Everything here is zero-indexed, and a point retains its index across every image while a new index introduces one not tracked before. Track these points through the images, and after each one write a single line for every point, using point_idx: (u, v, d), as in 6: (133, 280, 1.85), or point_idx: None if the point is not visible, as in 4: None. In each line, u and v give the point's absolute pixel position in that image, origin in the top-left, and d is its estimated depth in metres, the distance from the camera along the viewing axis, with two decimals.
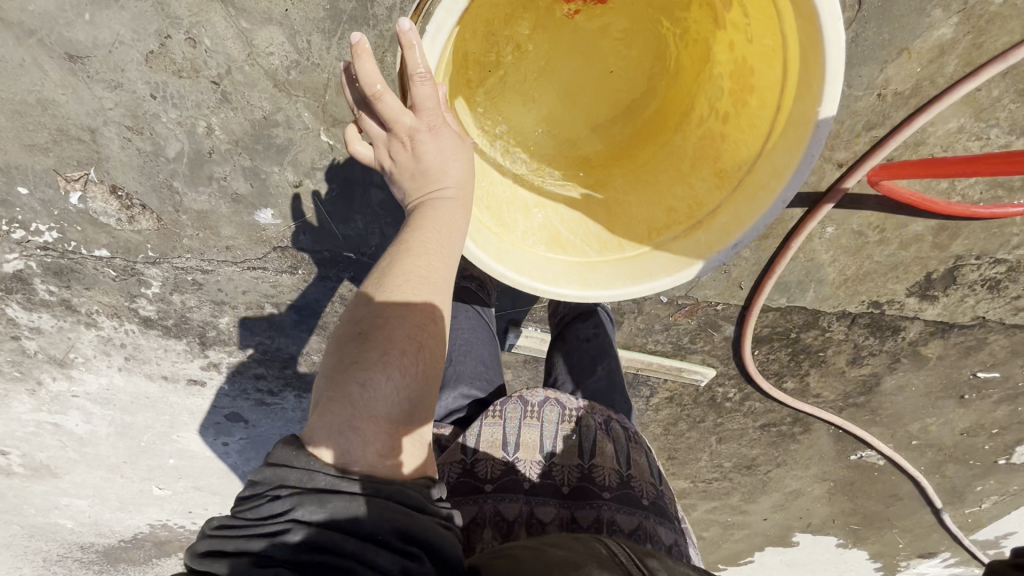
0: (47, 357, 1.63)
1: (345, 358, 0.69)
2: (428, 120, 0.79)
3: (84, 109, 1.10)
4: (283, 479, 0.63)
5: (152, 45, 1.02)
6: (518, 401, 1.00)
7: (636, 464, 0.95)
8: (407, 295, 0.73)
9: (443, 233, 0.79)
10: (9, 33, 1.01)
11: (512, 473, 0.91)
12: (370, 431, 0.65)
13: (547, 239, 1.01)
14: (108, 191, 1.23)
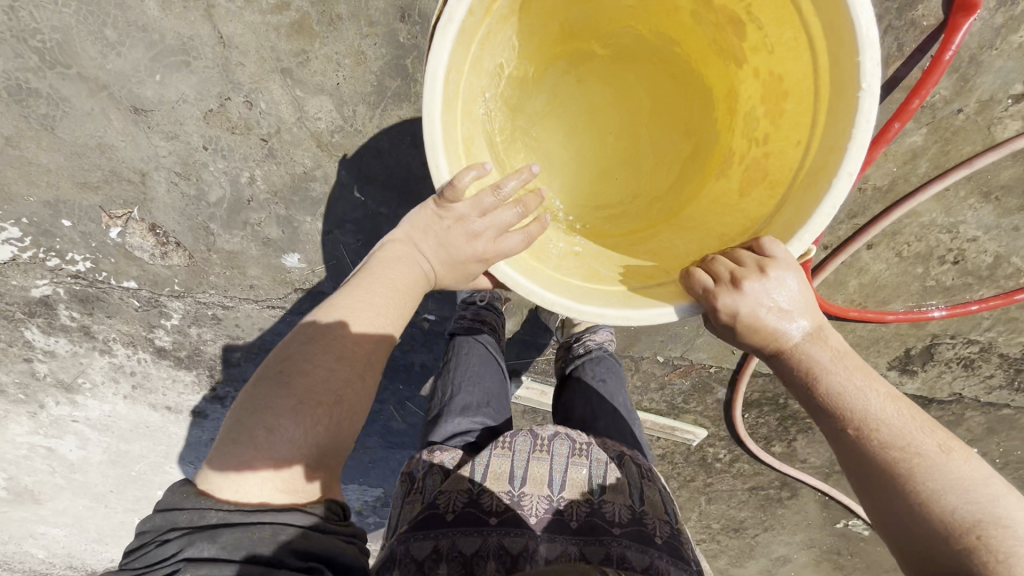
0: (55, 381, 1.66)
1: (255, 400, 0.73)
2: (490, 249, 0.84)
3: (139, 155, 1.19)
4: (176, 520, 0.69)
5: (213, 104, 1.12)
6: (528, 434, 1.05)
7: (648, 500, 0.99)
8: (332, 349, 0.77)
9: (396, 295, 0.84)
10: (83, 85, 1.10)
11: (515, 508, 0.96)
12: (271, 471, 0.70)
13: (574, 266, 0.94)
14: (147, 228, 1.31)
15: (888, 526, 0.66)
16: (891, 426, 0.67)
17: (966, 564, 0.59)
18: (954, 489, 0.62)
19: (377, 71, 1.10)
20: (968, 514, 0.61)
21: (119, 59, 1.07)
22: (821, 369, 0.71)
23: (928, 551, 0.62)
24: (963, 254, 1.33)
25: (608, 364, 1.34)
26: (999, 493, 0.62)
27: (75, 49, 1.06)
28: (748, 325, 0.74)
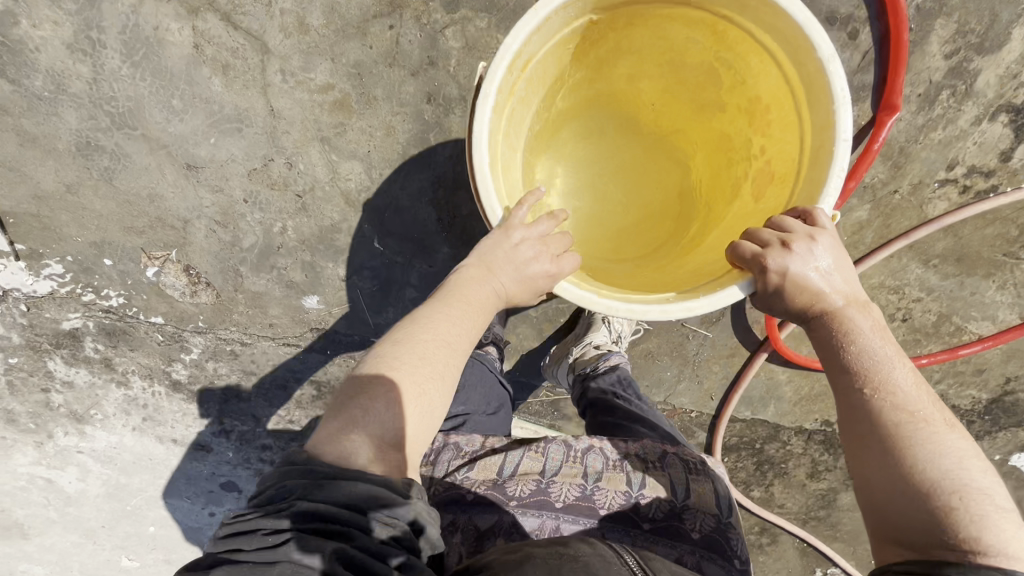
0: (68, 411, 1.72)
1: (354, 383, 0.77)
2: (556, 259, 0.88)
3: (185, 205, 1.34)
4: (288, 474, 0.70)
5: (257, 164, 1.28)
6: (562, 444, 1.08)
7: (692, 493, 1.00)
8: (423, 348, 0.81)
9: (476, 309, 0.86)
10: (145, 144, 1.25)
11: (544, 496, 0.99)
12: (365, 445, 0.72)
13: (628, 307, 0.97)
14: (181, 269, 1.44)
15: (878, 478, 0.73)
16: (906, 395, 0.75)
17: (944, 517, 0.67)
18: (950, 456, 0.70)
19: (403, 142, 1.26)
20: (959, 478, 0.69)
21: (180, 124, 1.23)
22: (854, 335, 0.79)
23: (912, 503, 0.70)
24: (910, 313, 1.51)
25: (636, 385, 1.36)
26: (987, 475, 0.70)
27: (144, 114, 1.22)
28: (795, 284, 0.81)
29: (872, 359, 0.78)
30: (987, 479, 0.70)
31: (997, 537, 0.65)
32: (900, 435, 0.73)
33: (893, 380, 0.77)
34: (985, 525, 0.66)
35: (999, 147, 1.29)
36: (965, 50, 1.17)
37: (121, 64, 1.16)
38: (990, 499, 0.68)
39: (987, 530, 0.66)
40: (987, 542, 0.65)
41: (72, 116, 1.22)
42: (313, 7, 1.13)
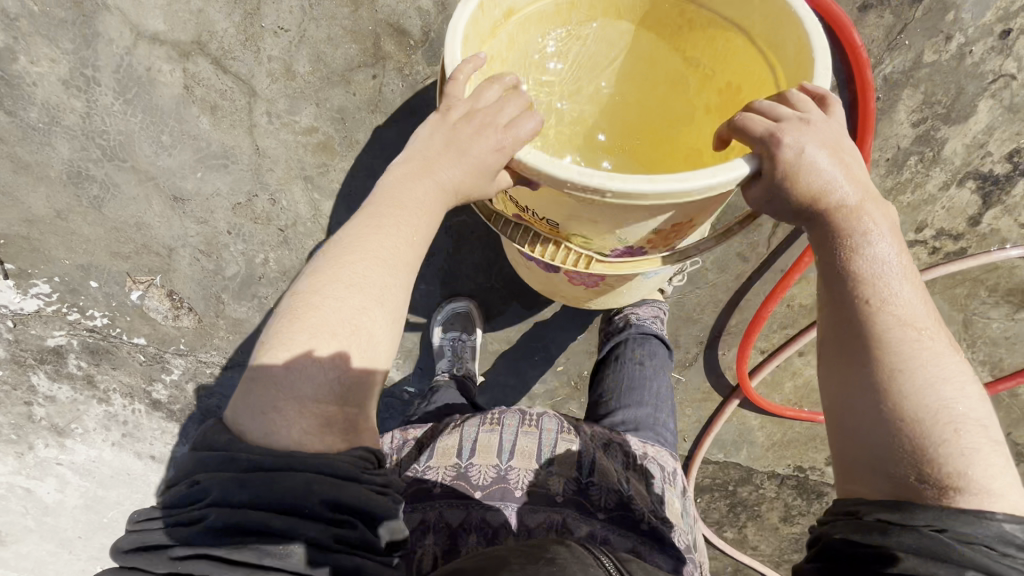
0: (49, 424, 1.75)
1: (276, 326, 0.71)
2: (488, 130, 0.76)
3: (170, 234, 1.38)
4: (203, 465, 0.66)
5: (242, 199, 1.32)
6: (517, 413, 1.09)
7: (637, 490, 1.01)
8: (351, 270, 0.73)
9: (412, 215, 0.76)
10: (134, 176, 1.29)
11: (503, 481, 0.98)
12: (294, 410, 0.68)
13: (608, 232, 0.86)
14: (165, 294, 1.48)
15: (868, 399, 0.68)
16: (912, 315, 0.70)
17: (931, 441, 0.63)
18: (948, 382, 0.66)
19: None
20: (954, 407, 0.65)
21: (168, 158, 1.27)
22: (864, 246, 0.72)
23: (897, 427, 0.65)
24: None
25: (654, 348, 1.32)
26: (980, 404, 0.66)
27: (134, 148, 1.26)
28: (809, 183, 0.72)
29: (879, 273, 0.71)
30: (982, 411, 0.66)
31: (983, 472, 0.62)
32: (902, 355, 0.67)
33: (892, 294, 0.71)
34: (970, 453, 0.62)
35: (967, 212, 1.31)
36: (932, 119, 1.20)
37: (114, 100, 1.20)
38: (982, 430, 0.64)
39: (972, 458, 0.62)
40: (972, 475, 0.62)
41: (65, 146, 1.26)
42: (299, 55, 1.15)
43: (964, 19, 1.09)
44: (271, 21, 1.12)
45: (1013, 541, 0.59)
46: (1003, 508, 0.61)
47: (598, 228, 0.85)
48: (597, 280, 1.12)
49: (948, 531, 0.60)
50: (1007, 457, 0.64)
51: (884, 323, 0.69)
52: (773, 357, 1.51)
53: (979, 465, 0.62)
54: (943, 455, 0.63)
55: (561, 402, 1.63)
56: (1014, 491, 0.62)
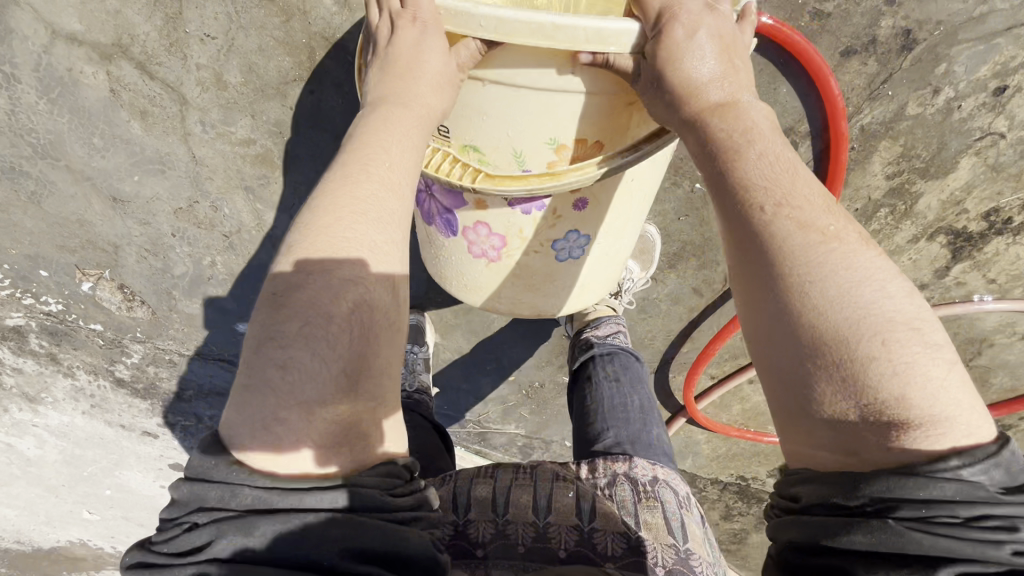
0: (20, 391, 1.81)
1: (258, 330, 0.61)
2: (413, 8, 0.69)
3: (114, 232, 1.35)
4: (201, 497, 0.57)
5: (183, 204, 1.27)
6: (511, 465, 0.99)
7: (647, 525, 0.91)
8: (333, 235, 0.64)
9: (389, 146, 0.69)
10: (69, 175, 1.24)
11: (502, 538, 0.88)
12: (302, 425, 0.60)
13: (548, 124, 0.76)
14: (116, 287, 1.47)
15: (780, 330, 0.58)
16: (810, 210, 0.61)
17: (854, 366, 0.54)
18: (865, 284, 0.57)
19: None
20: (875, 313, 0.55)
21: (103, 160, 1.21)
22: (755, 139, 0.64)
23: (815, 360, 0.56)
24: None
25: (623, 361, 1.25)
26: (911, 307, 0.56)
27: (66, 148, 1.20)
28: (685, 66, 0.65)
29: (767, 174, 0.62)
30: (910, 310, 0.56)
31: (923, 390, 0.52)
32: (803, 259, 0.58)
33: (792, 195, 0.62)
34: (907, 369, 0.53)
35: (934, 265, 1.25)
36: (908, 173, 1.11)
37: (38, 99, 1.13)
38: (916, 336, 0.54)
39: (909, 376, 0.53)
40: (912, 398, 0.52)
41: None
42: (229, 65, 1.06)
43: (957, 72, 0.98)
44: (195, 27, 1.02)
45: (978, 495, 0.49)
46: (952, 443, 0.51)
47: (528, 133, 0.77)
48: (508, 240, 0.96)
49: (903, 509, 0.50)
50: (950, 364, 0.54)
51: (780, 226, 0.60)
52: (719, 386, 1.51)
53: (916, 384, 0.53)
54: (877, 386, 0.53)
55: (512, 406, 1.68)
56: (963, 408, 0.53)
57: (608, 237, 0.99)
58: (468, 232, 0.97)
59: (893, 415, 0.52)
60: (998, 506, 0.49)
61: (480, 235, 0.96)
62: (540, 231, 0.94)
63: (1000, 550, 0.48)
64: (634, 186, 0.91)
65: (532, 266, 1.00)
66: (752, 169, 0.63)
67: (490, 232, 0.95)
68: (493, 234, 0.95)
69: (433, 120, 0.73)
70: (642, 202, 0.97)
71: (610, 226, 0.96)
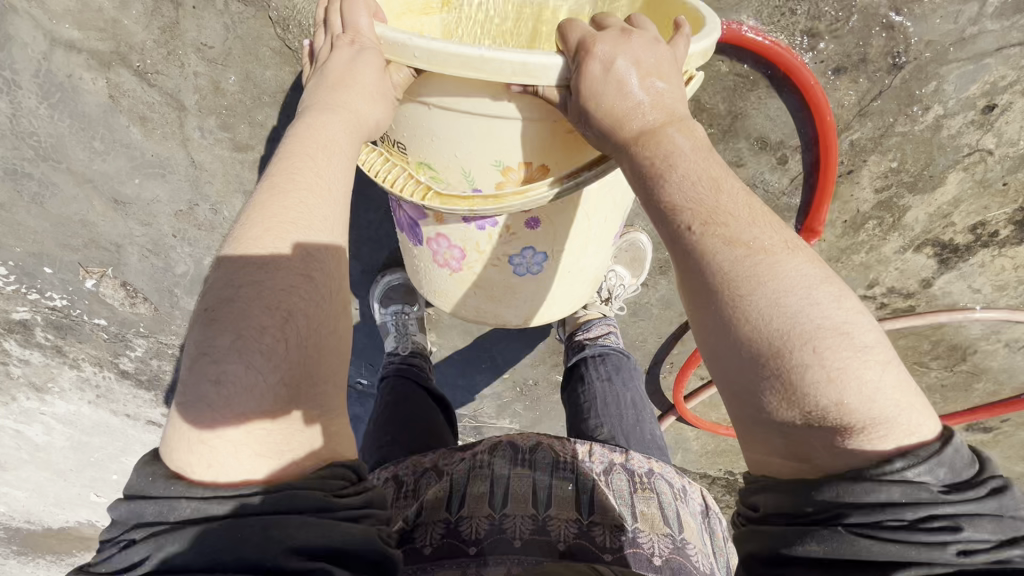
0: (28, 381, 1.86)
1: (194, 345, 0.63)
2: (352, 33, 0.72)
3: (116, 232, 1.37)
4: (140, 514, 0.59)
5: (183, 207, 1.29)
6: (508, 448, 0.99)
7: (644, 517, 0.93)
8: (266, 247, 0.66)
9: (315, 156, 0.70)
10: (71, 177, 1.26)
11: (499, 532, 0.87)
12: (233, 438, 0.61)
13: (495, 145, 0.76)
14: (119, 284, 1.50)
15: (721, 352, 0.58)
16: (738, 224, 0.59)
17: (791, 380, 0.54)
18: (795, 296, 0.56)
19: None
20: (805, 326, 0.54)
21: (104, 163, 1.23)
22: (684, 156, 0.63)
23: (755, 378, 0.56)
24: None
25: (614, 362, 1.28)
26: (846, 311, 0.56)
27: (67, 151, 1.22)
28: (605, 100, 0.65)
29: (694, 190, 0.61)
30: (839, 316, 0.55)
31: (858, 395, 0.53)
32: (736, 281, 0.57)
33: (723, 207, 0.60)
34: (844, 376, 0.53)
35: (921, 275, 1.27)
36: (897, 186, 1.13)
37: (39, 104, 1.14)
38: (848, 342, 0.54)
39: (845, 383, 0.53)
40: (849, 405, 0.53)
41: None
42: (227, 73, 1.08)
43: (946, 91, 0.99)
44: (193, 36, 1.03)
45: (922, 496, 0.51)
46: (895, 444, 0.53)
47: (471, 154, 0.78)
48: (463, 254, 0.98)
49: (851, 516, 0.52)
50: (886, 362, 0.55)
51: (711, 247, 0.59)
52: (709, 386, 1.54)
53: (853, 390, 0.53)
54: (816, 397, 0.53)
55: (506, 402, 1.72)
56: (900, 407, 0.53)
57: (567, 256, 0.99)
58: (432, 243, 0.99)
59: (833, 423, 0.53)
60: (942, 504, 0.51)
61: (442, 247, 0.98)
62: (496, 245, 0.95)
63: (946, 550, 0.50)
64: (588, 205, 0.92)
65: (491, 280, 1.01)
66: (683, 184, 0.61)
67: (450, 244, 0.97)
68: (453, 246, 0.97)
69: (365, 129, 0.74)
70: (603, 222, 0.98)
71: (567, 244, 0.97)
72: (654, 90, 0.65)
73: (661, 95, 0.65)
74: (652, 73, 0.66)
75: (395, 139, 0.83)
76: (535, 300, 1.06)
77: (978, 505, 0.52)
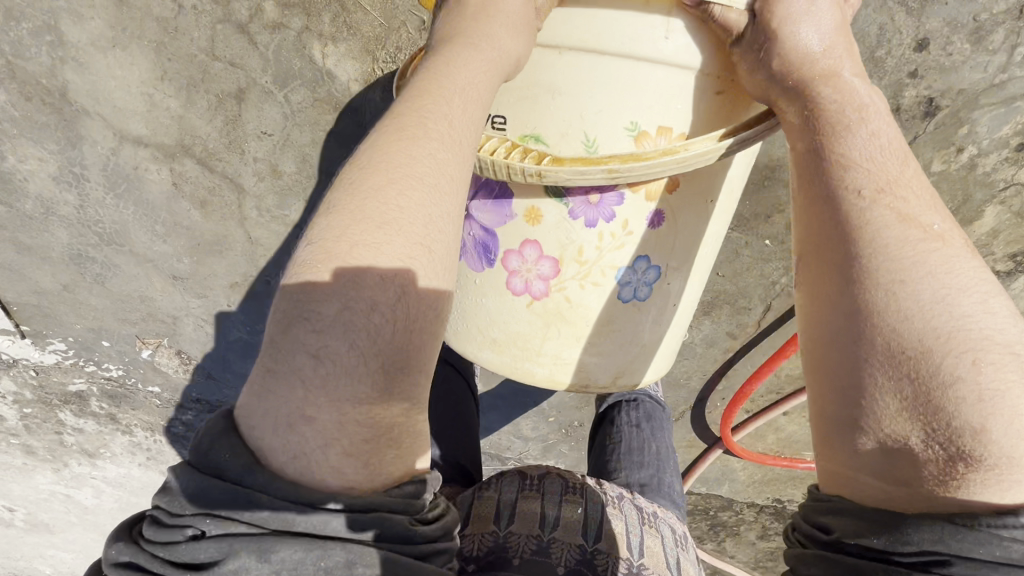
0: (80, 448, 1.90)
1: (287, 311, 0.57)
2: None
3: (173, 305, 1.42)
4: (210, 501, 0.54)
5: (238, 279, 1.34)
6: (516, 475, 0.86)
7: (650, 551, 0.78)
8: (389, 197, 0.59)
9: (452, 101, 0.65)
10: (133, 257, 1.32)
11: (499, 552, 0.73)
12: (332, 423, 0.56)
13: (626, 94, 0.74)
14: (173, 353, 1.54)
15: (863, 315, 0.58)
16: (915, 206, 0.61)
17: (941, 377, 0.53)
18: (965, 296, 0.56)
19: None
20: (966, 334, 0.54)
21: (164, 243, 1.29)
22: (861, 130, 0.65)
23: (894, 358, 0.56)
24: None
25: (648, 409, 1.14)
26: (1010, 333, 0.55)
27: (131, 235, 1.28)
28: (795, 34, 0.67)
29: (865, 153, 0.64)
30: (1011, 334, 0.55)
31: (1007, 425, 0.51)
32: (897, 257, 0.58)
33: (895, 179, 0.63)
34: (997, 397, 0.52)
35: None
36: None
37: (106, 194, 1.21)
38: (1014, 363, 0.53)
39: (996, 405, 0.51)
40: (995, 437, 0.51)
41: (63, 232, 1.28)
42: (285, 157, 1.13)
43: (979, 132, 1.03)
44: (254, 126, 1.10)
45: None
46: (1021, 501, 0.51)
47: (599, 113, 0.75)
48: (553, 266, 0.92)
49: (956, 564, 0.50)
50: None
51: (877, 215, 0.61)
52: (755, 419, 1.55)
53: (1004, 418, 0.51)
54: (959, 412, 0.52)
55: (552, 444, 1.74)
56: None
57: (672, 280, 0.96)
58: (511, 257, 0.93)
59: (969, 448, 0.52)
60: None
61: (527, 259, 0.92)
62: (599, 252, 0.90)
63: None
64: (705, 214, 0.91)
65: (585, 303, 0.95)
66: (844, 152, 0.64)
67: (540, 255, 0.91)
68: (542, 257, 0.92)
69: (502, 66, 0.69)
70: (710, 245, 0.97)
71: (679, 262, 0.94)
72: (829, 50, 0.67)
73: (836, 54, 0.67)
74: (834, 31, 0.68)
75: (494, 115, 0.80)
76: (629, 339, 0.99)
77: None
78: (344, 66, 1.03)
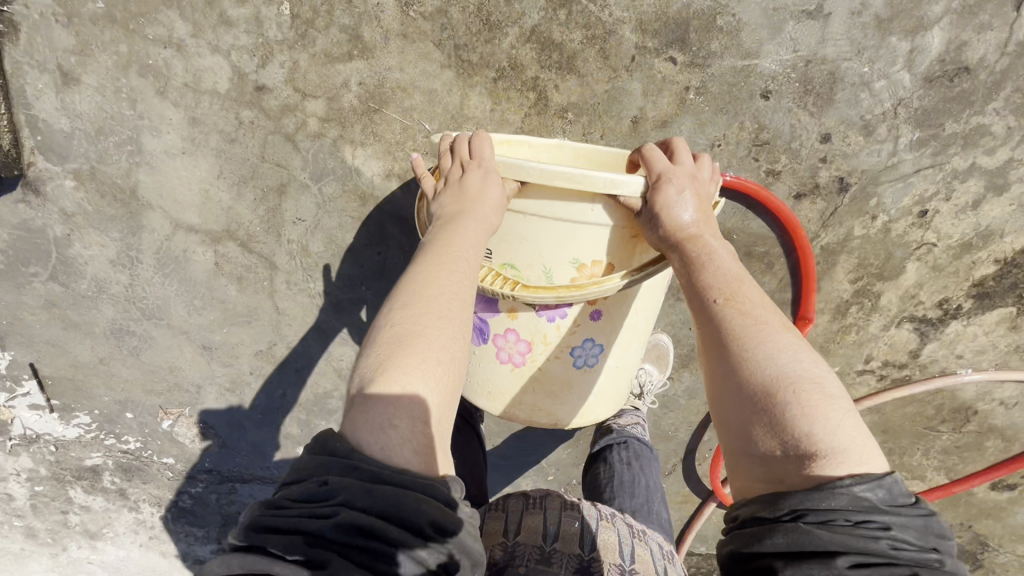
0: (83, 529, 1.90)
1: (378, 358, 0.71)
2: (479, 159, 0.91)
3: (200, 374, 1.54)
4: (327, 470, 0.65)
5: (263, 346, 1.48)
6: (522, 496, 0.97)
7: (641, 559, 0.89)
8: (440, 299, 0.77)
9: (468, 258, 0.84)
10: (169, 330, 1.47)
11: (506, 561, 0.84)
12: (409, 430, 0.67)
13: (574, 244, 0.95)
14: (192, 421, 1.63)
15: (726, 383, 0.73)
16: (750, 303, 0.78)
17: (775, 410, 0.67)
18: (783, 354, 0.71)
19: None
20: (785, 375, 0.69)
21: (199, 316, 1.45)
22: (712, 258, 0.83)
23: (749, 407, 0.70)
24: None
25: (636, 448, 1.26)
26: (817, 369, 0.70)
27: (171, 309, 1.44)
28: (670, 207, 0.85)
29: (720, 278, 0.81)
30: (813, 370, 0.70)
31: (825, 428, 0.65)
32: (739, 337, 0.74)
33: (732, 284, 0.81)
34: (811, 412, 0.66)
35: (909, 346, 1.43)
36: (868, 277, 1.35)
37: (154, 274, 1.39)
38: (820, 388, 0.68)
39: (813, 417, 0.66)
40: (818, 435, 0.65)
41: (109, 309, 1.44)
42: (314, 238, 1.34)
43: (885, 203, 1.26)
44: (291, 214, 1.31)
45: (863, 504, 0.62)
46: (848, 470, 0.63)
47: (554, 254, 0.96)
48: (527, 348, 1.09)
49: (808, 515, 0.62)
50: (846, 407, 0.68)
51: (727, 315, 0.77)
52: None
53: (821, 422, 0.65)
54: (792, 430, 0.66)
55: None
56: (857, 441, 0.65)
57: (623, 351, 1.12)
58: (497, 339, 1.10)
59: (808, 454, 0.64)
60: (878, 513, 0.62)
61: (508, 341, 1.09)
62: (563, 338, 1.07)
63: (876, 542, 0.61)
64: (647, 299, 1.08)
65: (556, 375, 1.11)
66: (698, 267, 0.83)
67: (518, 338, 1.08)
68: (520, 340, 1.08)
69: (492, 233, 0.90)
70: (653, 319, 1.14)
71: (629, 338, 1.11)
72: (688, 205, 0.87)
73: (695, 211, 0.87)
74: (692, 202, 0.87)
75: None
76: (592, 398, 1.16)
77: (908, 518, 0.63)
78: (369, 164, 1.27)
